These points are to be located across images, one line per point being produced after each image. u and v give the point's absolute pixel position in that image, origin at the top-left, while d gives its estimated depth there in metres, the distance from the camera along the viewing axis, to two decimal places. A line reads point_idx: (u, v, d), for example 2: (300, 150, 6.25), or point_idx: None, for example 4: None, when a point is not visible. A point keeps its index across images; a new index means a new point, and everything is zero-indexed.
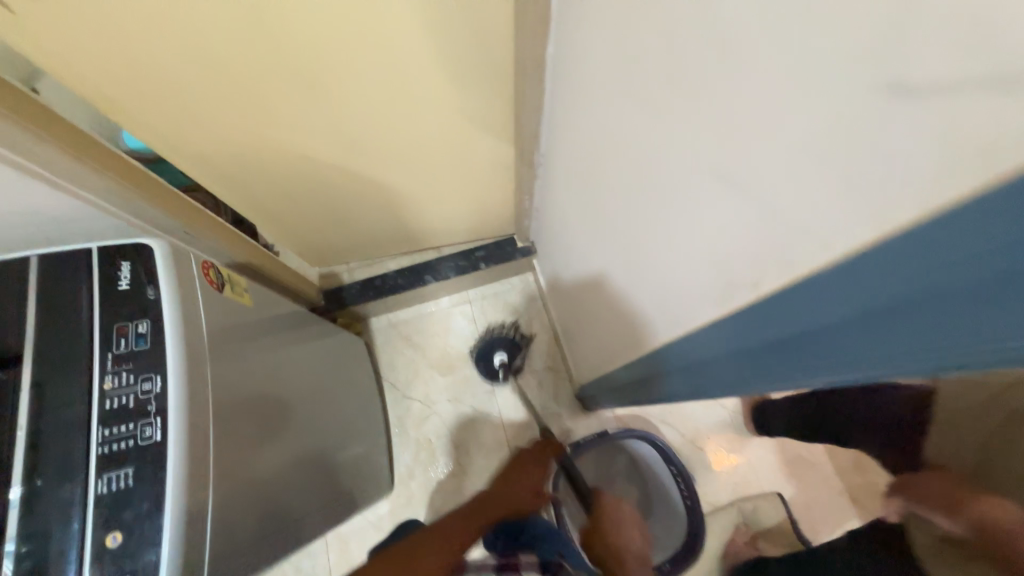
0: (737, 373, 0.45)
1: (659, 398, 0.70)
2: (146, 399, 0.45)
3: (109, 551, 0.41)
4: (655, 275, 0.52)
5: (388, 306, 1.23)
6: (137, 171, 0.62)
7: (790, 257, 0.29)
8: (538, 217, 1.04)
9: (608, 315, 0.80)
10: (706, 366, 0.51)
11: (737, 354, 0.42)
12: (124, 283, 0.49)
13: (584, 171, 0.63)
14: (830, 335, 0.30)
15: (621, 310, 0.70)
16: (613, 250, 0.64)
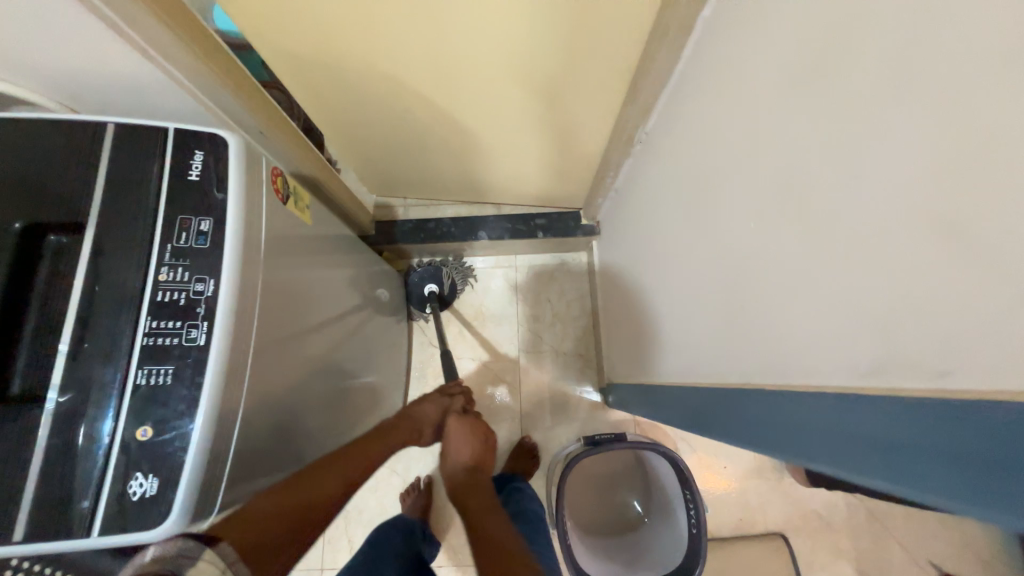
0: (739, 426, 0.47)
1: (685, 426, 0.66)
2: (197, 300, 0.43)
3: (138, 442, 0.41)
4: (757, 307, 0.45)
5: (435, 251, 1.20)
6: (224, 56, 0.58)
7: (950, 360, 0.25)
8: (614, 199, 0.96)
9: (667, 326, 0.74)
10: (719, 410, 0.52)
11: (752, 412, 0.44)
12: (193, 174, 0.46)
13: (698, 166, 0.55)
14: (844, 433, 0.32)
15: (688, 326, 0.64)
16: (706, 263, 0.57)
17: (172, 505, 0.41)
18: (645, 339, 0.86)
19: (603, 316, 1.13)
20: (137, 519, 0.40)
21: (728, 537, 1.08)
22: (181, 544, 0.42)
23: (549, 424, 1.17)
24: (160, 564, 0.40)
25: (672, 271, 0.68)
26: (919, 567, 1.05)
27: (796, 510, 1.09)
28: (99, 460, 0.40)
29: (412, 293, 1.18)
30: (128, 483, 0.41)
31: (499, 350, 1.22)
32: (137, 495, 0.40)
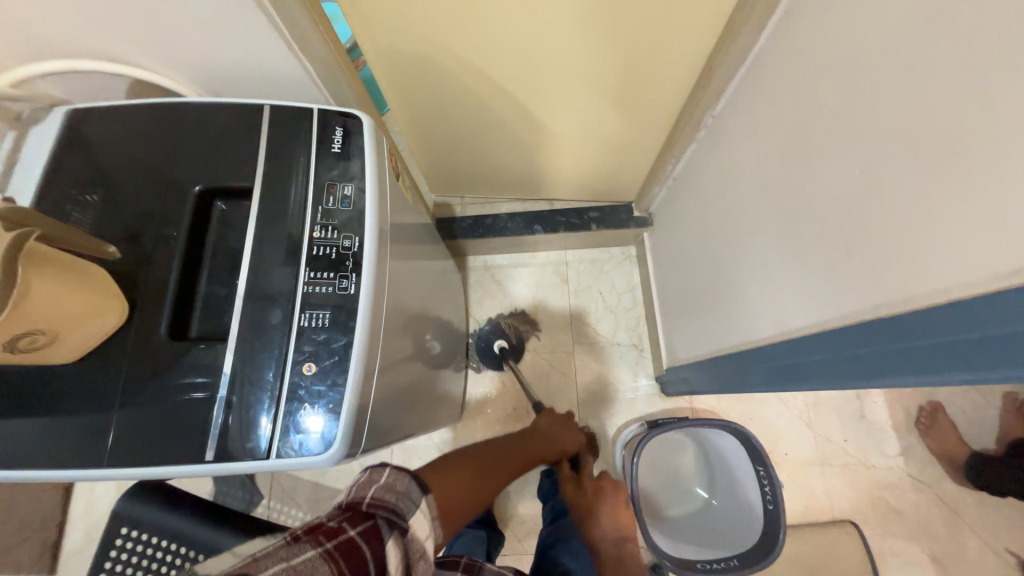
0: (839, 367, 0.51)
1: (765, 389, 0.68)
2: (346, 255, 0.48)
3: (303, 379, 0.45)
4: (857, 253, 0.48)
5: (491, 247, 1.25)
6: (343, 53, 0.65)
7: None
8: (671, 187, 1.00)
9: (739, 297, 0.77)
10: (806, 359, 0.57)
11: (855, 345, 0.48)
12: (336, 147, 0.52)
13: (783, 132, 0.58)
14: (970, 338, 0.36)
15: (769, 291, 0.67)
16: (790, 225, 0.60)
17: (334, 434, 0.44)
18: (710, 318, 0.89)
19: (658, 304, 1.16)
20: (304, 448, 0.44)
21: (795, 524, 1.06)
22: (410, 488, 0.44)
23: (606, 413, 1.19)
24: (395, 497, 0.42)
25: (746, 242, 0.71)
26: (999, 557, 1.02)
27: (864, 497, 1.07)
28: (270, 395, 0.45)
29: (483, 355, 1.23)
30: (294, 416, 0.45)
31: (554, 342, 1.25)
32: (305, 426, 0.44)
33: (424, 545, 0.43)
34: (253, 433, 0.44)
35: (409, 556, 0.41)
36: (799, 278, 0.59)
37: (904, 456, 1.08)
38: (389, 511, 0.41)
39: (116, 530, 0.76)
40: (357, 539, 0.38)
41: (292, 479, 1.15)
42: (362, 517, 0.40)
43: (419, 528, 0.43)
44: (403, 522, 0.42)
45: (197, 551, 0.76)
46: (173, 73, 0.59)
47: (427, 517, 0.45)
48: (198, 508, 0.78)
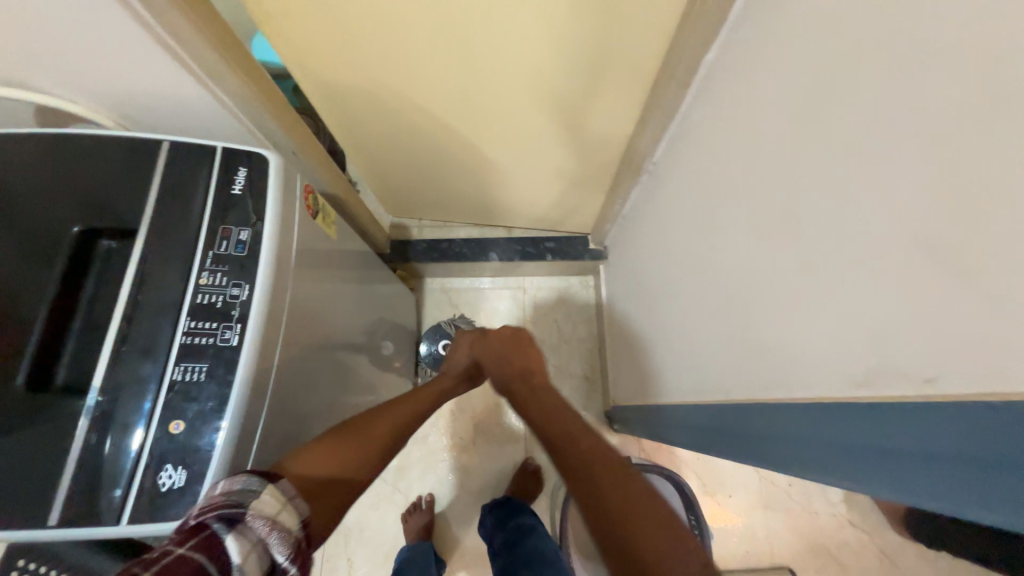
0: (753, 445, 0.49)
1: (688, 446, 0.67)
2: (232, 303, 0.46)
3: (171, 436, 0.43)
4: (758, 328, 0.47)
5: (446, 270, 1.23)
6: (268, 84, 0.64)
7: (960, 372, 0.27)
8: (622, 225, 1.00)
9: (672, 346, 0.76)
10: (723, 427, 0.55)
11: (768, 426, 0.46)
12: (237, 188, 0.50)
13: (705, 193, 0.58)
14: (878, 451, 0.33)
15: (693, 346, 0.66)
16: (710, 285, 0.59)
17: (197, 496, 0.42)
18: (650, 362, 0.88)
19: (609, 338, 1.15)
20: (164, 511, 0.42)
21: (734, 569, 1.05)
22: (246, 481, 0.42)
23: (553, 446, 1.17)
24: (228, 497, 0.40)
25: (677, 295, 0.71)
26: None
27: (804, 543, 1.07)
28: (131, 452, 0.42)
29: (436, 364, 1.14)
30: (156, 476, 0.42)
31: None
32: (165, 487, 0.42)
33: (279, 519, 0.41)
34: (108, 492, 0.42)
35: (261, 538, 0.39)
36: (716, 341, 0.58)
37: (845, 504, 1.08)
38: (224, 510, 0.39)
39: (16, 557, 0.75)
40: (185, 555, 0.35)
41: None
42: (190, 534, 0.37)
43: (266, 506, 0.41)
44: (243, 510, 0.39)
45: None
46: (81, 99, 0.57)
47: (283, 497, 0.43)
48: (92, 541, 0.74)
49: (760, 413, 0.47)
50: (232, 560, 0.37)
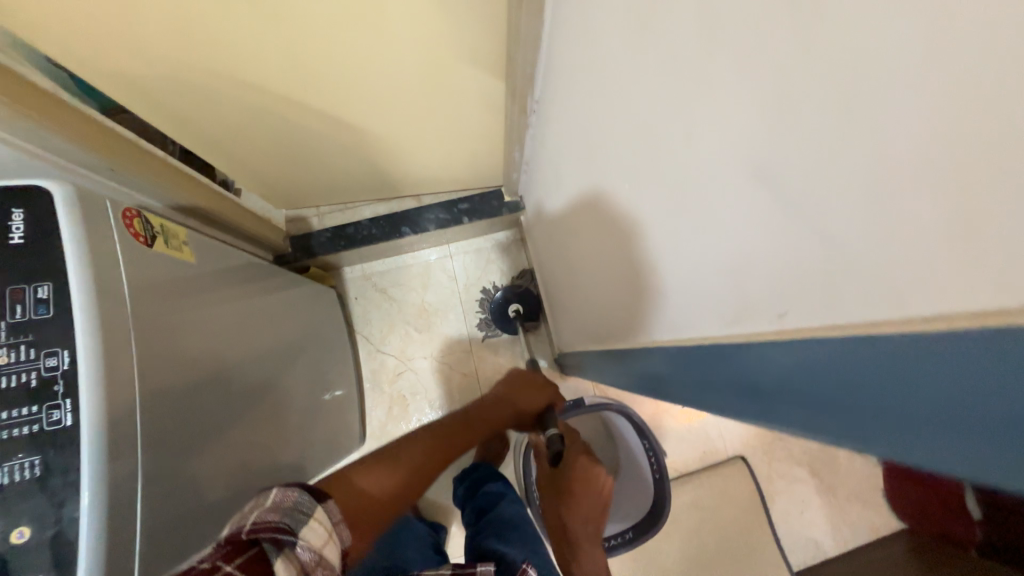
0: (669, 381, 0.50)
1: (632, 385, 0.67)
2: (51, 378, 0.39)
3: (18, 543, 0.37)
4: (656, 266, 0.46)
5: (363, 256, 1.15)
6: (37, 92, 0.51)
7: (805, 300, 0.25)
8: (530, 168, 0.94)
9: (597, 292, 0.74)
10: (651, 370, 0.55)
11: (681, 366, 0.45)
12: (16, 237, 0.41)
13: (586, 134, 0.54)
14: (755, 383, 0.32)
15: (616, 293, 0.64)
16: (610, 226, 0.57)
17: None
18: (581, 306, 0.86)
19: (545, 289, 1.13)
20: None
21: (696, 471, 1.13)
22: (298, 501, 0.44)
23: None
24: (281, 515, 0.42)
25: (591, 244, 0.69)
26: (862, 458, 1.16)
27: (751, 432, 1.16)
28: None
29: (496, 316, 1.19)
30: None
31: (451, 343, 1.19)
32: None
33: (324, 553, 0.43)
34: None
35: (306, 568, 0.41)
36: (629, 283, 0.57)
37: None
38: (275, 531, 0.41)
39: None
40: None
41: None
42: (240, 551, 0.39)
43: (314, 539, 0.42)
44: (290, 537, 0.41)
45: None
46: None
47: (328, 522, 0.45)
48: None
49: (670, 351, 0.46)
50: None
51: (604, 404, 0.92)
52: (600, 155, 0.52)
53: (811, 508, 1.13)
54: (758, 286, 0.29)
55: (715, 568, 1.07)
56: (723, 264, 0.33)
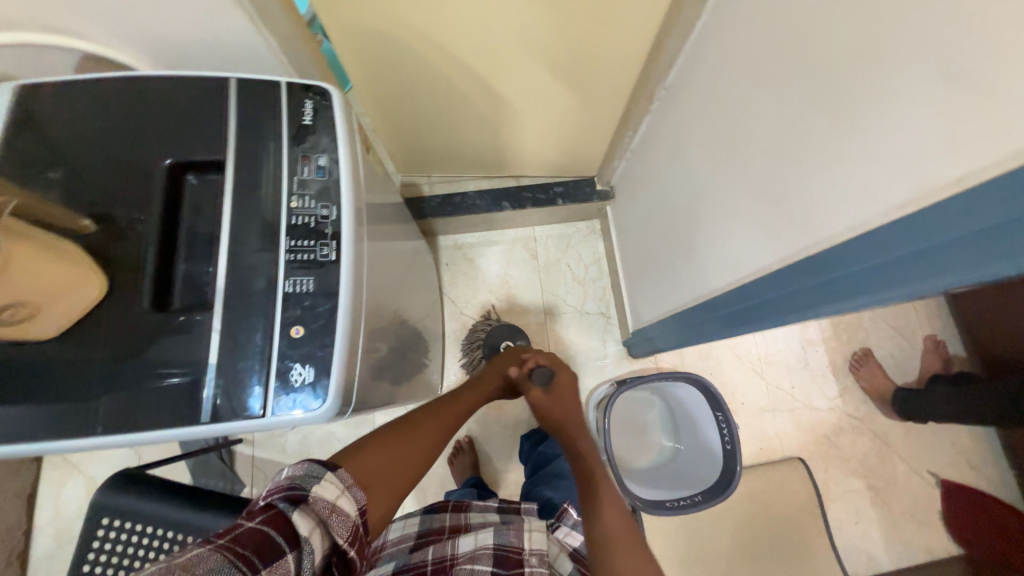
0: (796, 302, 0.58)
1: (736, 328, 0.75)
2: (324, 222, 0.50)
3: (294, 339, 0.47)
4: (800, 197, 0.55)
5: (461, 225, 1.27)
6: (303, 27, 0.65)
7: (983, 162, 0.34)
8: (635, 151, 1.06)
9: (701, 249, 0.84)
10: (769, 301, 0.63)
11: (818, 280, 0.53)
12: (307, 119, 0.53)
13: (736, 96, 0.65)
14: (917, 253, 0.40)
15: (728, 240, 0.74)
16: (744, 178, 0.66)
17: (328, 389, 0.47)
18: (675, 271, 0.96)
19: (621, 272, 1.23)
20: (296, 405, 0.46)
21: (753, 465, 1.16)
22: (308, 468, 0.48)
23: (582, 379, 1.24)
24: (293, 481, 0.46)
25: (706, 201, 0.79)
26: (921, 477, 1.17)
27: (809, 436, 1.19)
28: (262, 355, 0.47)
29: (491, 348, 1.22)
30: (289, 374, 0.47)
31: (526, 315, 1.29)
32: (298, 382, 0.47)
33: (337, 504, 0.47)
34: (243, 394, 0.46)
35: (323, 516, 0.45)
36: (755, 228, 0.66)
37: (840, 395, 1.22)
38: (288, 493, 0.45)
39: (98, 520, 0.77)
40: (255, 529, 0.41)
41: (275, 464, 1.16)
42: (259, 511, 0.44)
43: (327, 491, 0.47)
44: (306, 491, 0.46)
45: (186, 534, 0.76)
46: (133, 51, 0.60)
47: (342, 483, 0.49)
48: (182, 494, 0.79)
49: (797, 269, 0.56)
50: (301, 533, 0.43)
51: (678, 376, 0.98)
52: (749, 108, 0.62)
53: (867, 518, 1.14)
54: (924, 176, 0.38)
55: (766, 559, 1.09)
56: (893, 167, 0.42)
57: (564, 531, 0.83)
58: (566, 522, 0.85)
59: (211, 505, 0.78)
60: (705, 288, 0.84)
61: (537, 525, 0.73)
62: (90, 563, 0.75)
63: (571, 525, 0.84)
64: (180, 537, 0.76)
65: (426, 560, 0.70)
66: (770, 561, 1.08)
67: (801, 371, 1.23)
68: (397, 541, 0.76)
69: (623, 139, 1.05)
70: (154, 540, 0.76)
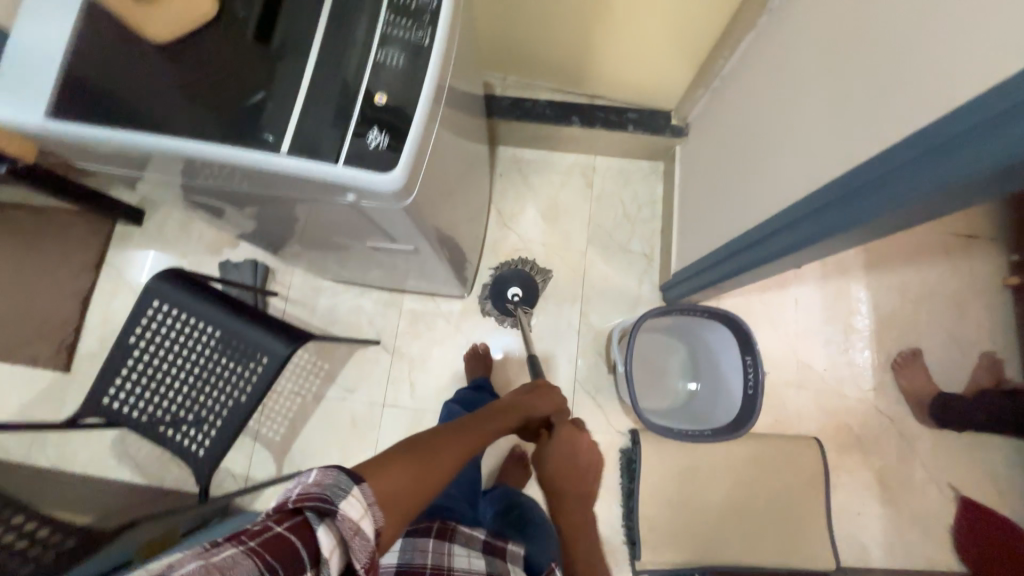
0: (897, 191, 0.56)
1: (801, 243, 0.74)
2: (424, 7, 0.50)
3: (376, 105, 0.48)
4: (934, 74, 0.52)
5: (525, 136, 1.25)
6: None
7: None
8: (724, 80, 1.01)
9: (783, 170, 0.81)
10: (865, 195, 0.61)
11: (938, 153, 0.50)
12: None
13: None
14: None
15: (824, 152, 0.71)
16: (868, 77, 0.63)
17: (398, 158, 0.47)
18: (742, 200, 0.93)
19: (676, 214, 1.19)
20: (365, 165, 0.47)
21: (766, 434, 1.13)
22: (336, 476, 0.43)
23: (612, 314, 1.21)
24: (322, 488, 0.42)
25: (808, 117, 0.76)
26: (938, 487, 1.11)
27: (830, 421, 1.15)
28: (346, 114, 0.48)
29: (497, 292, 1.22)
30: (365, 136, 0.48)
31: (568, 241, 1.26)
32: (373, 143, 0.47)
33: (363, 523, 0.42)
34: (322, 144, 0.48)
35: (346, 535, 0.41)
36: (864, 127, 0.63)
37: (873, 390, 1.17)
38: (316, 501, 0.41)
39: (150, 301, 0.81)
40: (283, 536, 0.39)
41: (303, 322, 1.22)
42: (287, 515, 0.41)
43: (353, 510, 0.42)
44: (333, 507, 0.41)
45: (227, 337, 0.80)
46: None
47: (365, 501, 0.44)
48: (228, 303, 0.82)
49: (915, 149, 0.53)
50: (324, 549, 0.40)
51: (713, 312, 0.96)
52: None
53: (870, 514, 1.10)
54: None
55: (758, 525, 1.06)
56: None
57: None
58: None
59: (250, 316, 0.82)
60: (772, 209, 0.83)
61: None
62: (134, 336, 0.80)
63: None
64: (220, 338, 0.80)
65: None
66: (759, 526, 1.06)
67: (837, 354, 1.19)
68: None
69: (714, 67, 1.00)
70: (194, 331, 0.81)
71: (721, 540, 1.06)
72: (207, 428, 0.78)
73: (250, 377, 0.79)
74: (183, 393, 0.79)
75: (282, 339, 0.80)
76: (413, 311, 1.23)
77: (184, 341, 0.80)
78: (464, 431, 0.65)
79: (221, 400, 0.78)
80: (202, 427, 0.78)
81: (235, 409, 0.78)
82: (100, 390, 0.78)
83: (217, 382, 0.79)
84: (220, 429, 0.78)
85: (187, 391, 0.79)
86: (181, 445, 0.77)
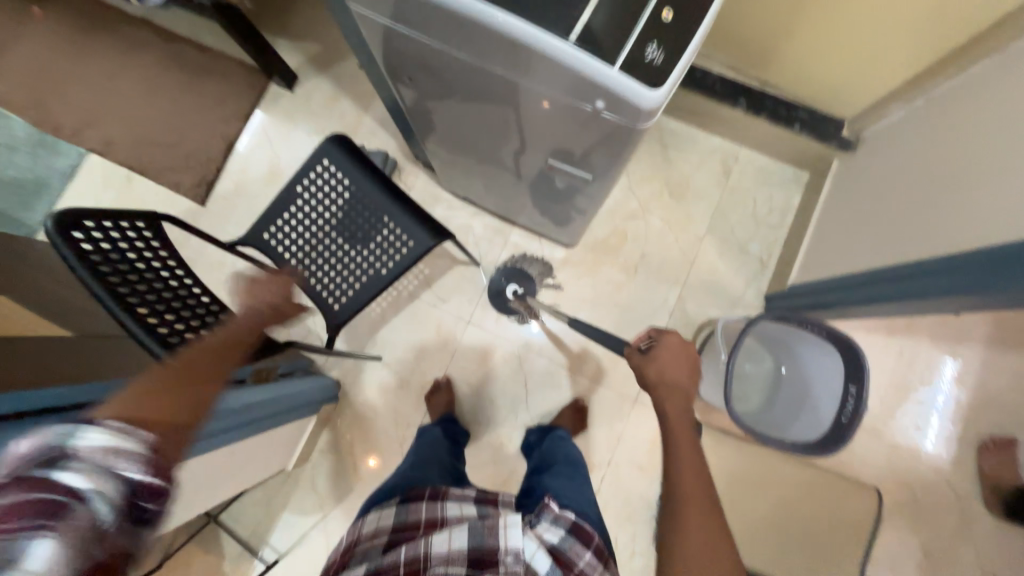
0: None
1: (974, 284, 0.70)
2: None
3: (664, 19, 0.48)
4: None
5: (680, 105, 1.21)
6: None
7: None
8: (931, 101, 0.93)
9: (971, 205, 0.76)
10: None
11: None
12: None
13: None
14: None
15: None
16: None
17: (667, 79, 0.48)
18: (902, 228, 0.89)
19: (811, 230, 1.15)
20: (635, 79, 0.48)
21: (825, 467, 1.12)
22: (52, 432, 0.46)
23: (708, 307, 1.20)
24: (32, 452, 0.45)
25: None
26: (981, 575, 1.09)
27: (892, 475, 1.14)
28: (635, 19, 0.48)
29: (497, 296, 1.22)
30: (644, 47, 0.48)
31: (687, 222, 1.24)
32: (649, 58, 0.48)
33: (117, 439, 0.48)
34: (603, 46, 0.48)
35: (100, 465, 0.46)
36: None
37: (949, 461, 1.14)
38: (34, 464, 0.44)
39: (320, 159, 0.86)
40: (13, 504, 0.42)
41: None
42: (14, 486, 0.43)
43: (89, 441, 0.46)
44: (53, 449, 0.45)
45: (382, 215, 0.86)
46: None
47: (113, 429, 0.48)
48: (387, 183, 0.87)
49: None
50: (82, 485, 0.45)
51: (834, 335, 0.92)
52: None
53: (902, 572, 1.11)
54: None
55: (788, 546, 1.08)
56: None
57: (546, 523, 0.74)
58: (544, 518, 0.75)
59: (403, 201, 0.86)
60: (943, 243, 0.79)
61: (512, 521, 0.67)
62: (301, 186, 0.86)
63: (549, 520, 0.74)
64: (377, 215, 0.86)
65: (398, 560, 0.66)
66: (793, 548, 1.08)
67: (921, 419, 1.15)
68: (371, 538, 0.73)
69: (926, 84, 0.92)
70: (353, 199, 0.86)
71: (747, 548, 1.08)
72: (346, 288, 0.86)
73: (394, 255, 0.85)
74: (334, 252, 0.87)
75: (429, 230, 0.85)
76: (517, 245, 1.25)
77: (343, 206, 0.86)
78: (200, 350, 0.64)
79: (363, 269, 0.86)
80: (342, 285, 0.86)
81: (374, 279, 0.85)
82: (264, 225, 0.86)
83: (364, 250, 0.86)
84: (357, 293, 0.86)
85: (338, 250, 0.86)
86: (321, 295, 0.86)
